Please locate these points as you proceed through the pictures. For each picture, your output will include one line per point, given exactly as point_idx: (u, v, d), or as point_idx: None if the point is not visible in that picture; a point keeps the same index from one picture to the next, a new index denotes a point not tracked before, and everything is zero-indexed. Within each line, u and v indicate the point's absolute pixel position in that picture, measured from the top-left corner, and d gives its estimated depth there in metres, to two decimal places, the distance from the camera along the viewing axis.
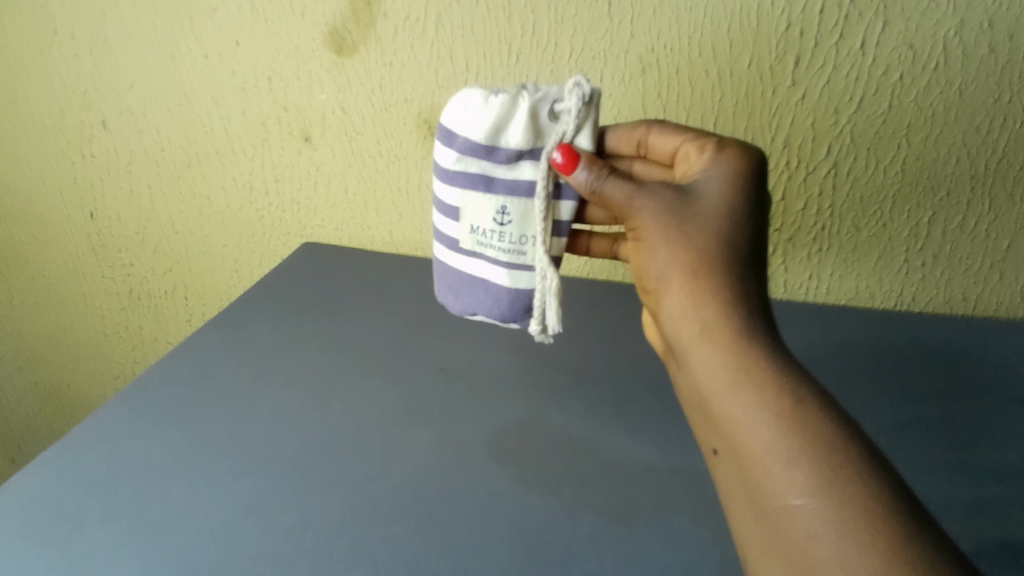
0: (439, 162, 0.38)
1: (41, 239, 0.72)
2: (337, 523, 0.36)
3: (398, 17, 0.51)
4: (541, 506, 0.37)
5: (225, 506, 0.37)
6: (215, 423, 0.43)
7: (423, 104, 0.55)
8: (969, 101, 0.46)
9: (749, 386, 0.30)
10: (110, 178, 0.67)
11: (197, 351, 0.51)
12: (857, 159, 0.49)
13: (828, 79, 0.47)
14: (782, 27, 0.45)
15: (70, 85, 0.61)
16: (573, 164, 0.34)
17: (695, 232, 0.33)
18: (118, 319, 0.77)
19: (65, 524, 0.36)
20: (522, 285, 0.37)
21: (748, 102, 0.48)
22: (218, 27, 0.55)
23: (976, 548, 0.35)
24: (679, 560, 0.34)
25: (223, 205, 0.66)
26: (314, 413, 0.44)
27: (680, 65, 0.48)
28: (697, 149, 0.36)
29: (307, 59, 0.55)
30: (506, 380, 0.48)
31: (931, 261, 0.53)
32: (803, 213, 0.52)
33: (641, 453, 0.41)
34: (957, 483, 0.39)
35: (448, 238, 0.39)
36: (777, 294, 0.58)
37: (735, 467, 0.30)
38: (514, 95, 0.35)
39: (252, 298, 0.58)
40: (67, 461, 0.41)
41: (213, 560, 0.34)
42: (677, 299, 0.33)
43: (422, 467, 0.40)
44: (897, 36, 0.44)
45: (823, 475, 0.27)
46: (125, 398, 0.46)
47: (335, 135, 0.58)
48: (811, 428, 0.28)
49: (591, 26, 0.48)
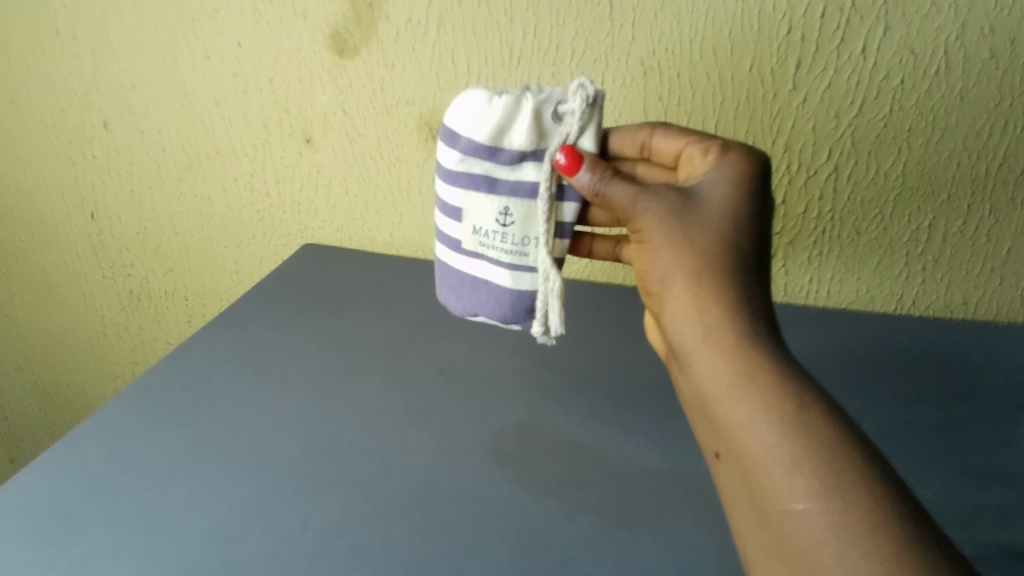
0: (442, 162, 0.38)
1: (41, 240, 0.72)
2: (336, 525, 0.36)
3: (400, 19, 0.51)
4: (540, 508, 0.37)
5: (223, 508, 0.37)
6: (215, 425, 0.43)
7: (424, 106, 0.55)
8: (970, 106, 0.46)
9: (751, 390, 0.29)
10: (111, 178, 0.67)
11: (197, 352, 0.51)
12: (858, 162, 0.49)
13: (828, 83, 0.47)
14: (783, 31, 0.45)
15: (72, 86, 0.62)
16: (576, 166, 0.34)
17: (698, 234, 0.33)
18: (118, 319, 0.77)
19: (64, 524, 0.36)
20: (524, 286, 0.37)
21: (749, 105, 0.48)
22: (220, 28, 0.55)
23: (976, 552, 0.35)
24: (679, 563, 0.34)
25: (224, 206, 0.66)
26: (314, 415, 0.44)
27: (681, 68, 0.48)
28: (701, 152, 0.36)
29: (308, 61, 0.55)
30: (506, 382, 0.48)
31: (931, 265, 0.53)
32: (803, 217, 0.52)
33: (642, 456, 0.41)
34: (957, 487, 0.39)
35: (450, 239, 0.39)
36: (778, 297, 0.58)
37: (737, 470, 0.30)
38: (518, 96, 0.35)
39: (252, 298, 0.58)
40: (67, 460, 0.40)
41: (212, 562, 0.34)
42: (680, 302, 0.33)
43: (422, 469, 0.40)
44: (897, 41, 0.44)
45: (826, 480, 0.27)
46: (124, 399, 0.46)
47: (337, 137, 0.58)
48: (814, 433, 0.28)
49: (591, 29, 0.48)
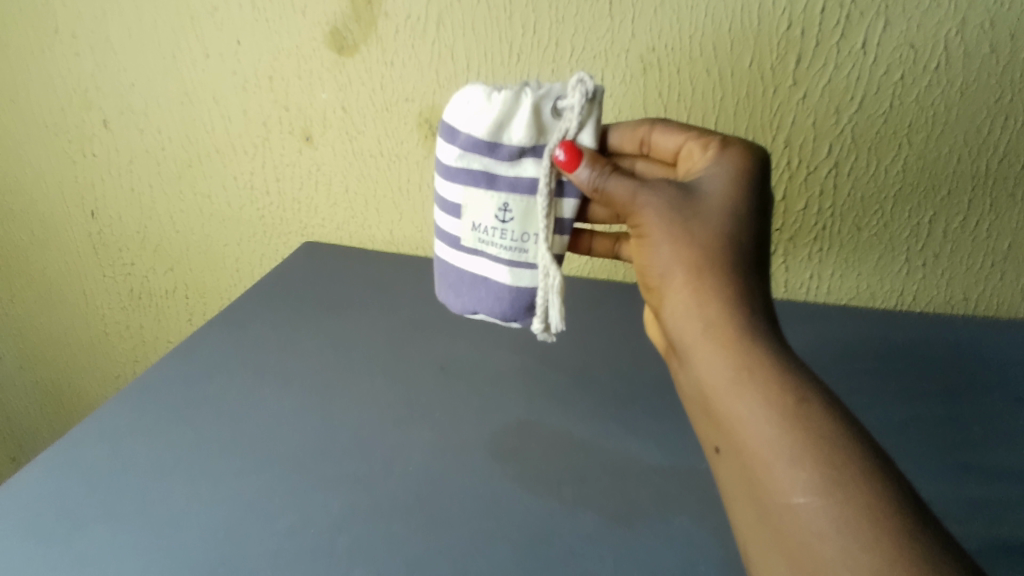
0: (441, 158, 0.37)
1: (41, 238, 0.72)
2: (337, 521, 0.36)
3: (399, 17, 0.51)
4: (541, 505, 0.37)
5: (223, 505, 0.37)
6: (216, 422, 0.43)
7: (424, 104, 0.55)
8: (970, 102, 0.46)
9: (752, 384, 0.29)
10: (111, 177, 0.67)
11: (198, 350, 0.51)
12: (858, 159, 0.49)
13: (828, 79, 0.47)
14: (783, 27, 0.45)
15: (71, 85, 0.62)
16: (575, 162, 0.34)
17: (698, 229, 0.33)
18: (119, 317, 0.77)
19: (66, 522, 0.36)
20: (524, 282, 0.37)
21: (749, 102, 0.48)
22: (219, 26, 0.55)
23: (979, 548, 0.34)
24: (679, 560, 0.34)
25: (223, 204, 0.66)
26: (315, 411, 0.44)
27: (681, 65, 0.48)
28: (700, 147, 0.36)
29: (308, 59, 0.55)
30: (506, 378, 0.48)
31: (931, 261, 0.53)
32: (803, 213, 0.52)
33: (642, 452, 0.41)
34: (960, 483, 0.39)
35: (449, 235, 0.39)
36: (779, 294, 0.58)
37: (738, 465, 0.30)
38: (517, 92, 0.35)
39: (254, 296, 0.58)
40: (68, 459, 0.40)
41: (213, 560, 0.34)
42: (681, 297, 0.33)
43: (423, 464, 0.40)
44: (897, 36, 0.44)
45: (827, 473, 0.27)
46: (125, 397, 0.46)
47: (336, 135, 0.58)
48: (814, 425, 0.28)
49: (591, 25, 0.48)
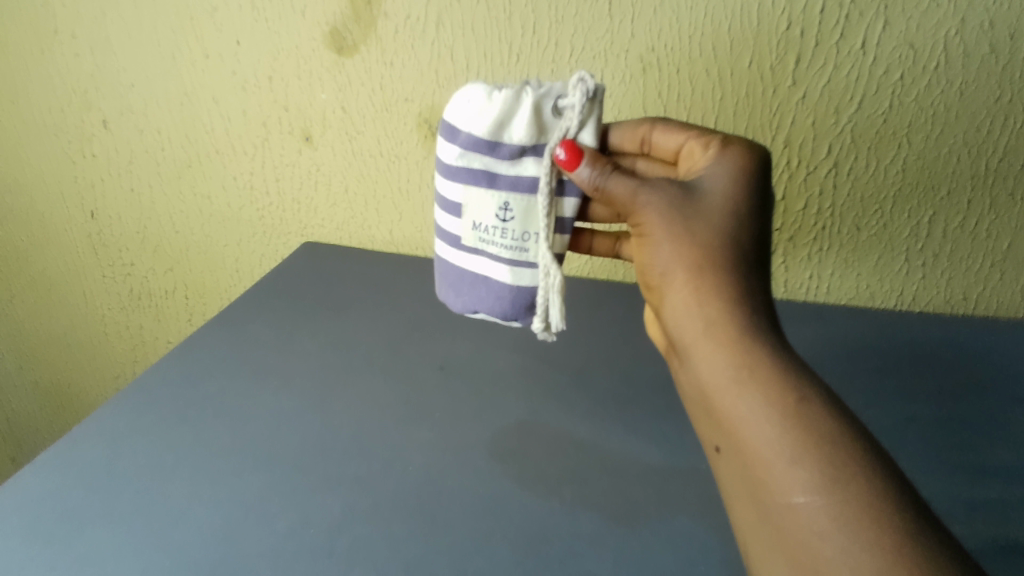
0: (441, 157, 0.37)
1: (41, 239, 0.72)
2: (337, 521, 0.36)
3: (398, 17, 0.51)
4: (541, 505, 0.37)
5: (223, 506, 0.37)
6: (217, 422, 0.43)
7: (423, 104, 0.55)
8: (969, 102, 0.46)
9: (752, 383, 0.29)
10: (111, 177, 0.67)
11: (197, 350, 0.51)
12: (858, 158, 0.49)
13: (828, 79, 0.47)
14: (783, 27, 0.45)
15: (70, 85, 0.62)
16: (576, 161, 0.34)
17: (699, 228, 0.33)
18: (119, 317, 0.77)
19: (64, 523, 0.36)
20: (525, 281, 0.37)
21: (749, 101, 0.48)
22: (218, 26, 0.55)
23: (978, 547, 0.34)
24: (679, 560, 0.34)
25: (223, 205, 0.66)
26: (315, 411, 0.44)
27: (681, 65, 0.48)
28: (701, 146, 0.36)
29: (308, 59, 0.55)
30: (506, 378, 0.48)
31: (931, 261, 0.53)
32: (803, 213, 0.52)
33: (642, 452, 0.41)
34: (959, 483, 0.39)
35: (449, 235, 0.39)
36: (778, 293, 0.58)
37: (738, 463, 0.30)
38: (518, 91, 0.35)
39: (253, 296, 0.58)
40: (68, 459, 0.40)
41: (213, 559, 0.34)
42: (681, 296, 0.33)
43: (423, 464, 0.40)
44: (897, 36, 0.44)
45: (827, 472, 0.27)
46: (124, 398, 0.46)
47: (336, 135, 0.58)
48: (815, 424, 0.28)
49: (591, 25, 0.48)
